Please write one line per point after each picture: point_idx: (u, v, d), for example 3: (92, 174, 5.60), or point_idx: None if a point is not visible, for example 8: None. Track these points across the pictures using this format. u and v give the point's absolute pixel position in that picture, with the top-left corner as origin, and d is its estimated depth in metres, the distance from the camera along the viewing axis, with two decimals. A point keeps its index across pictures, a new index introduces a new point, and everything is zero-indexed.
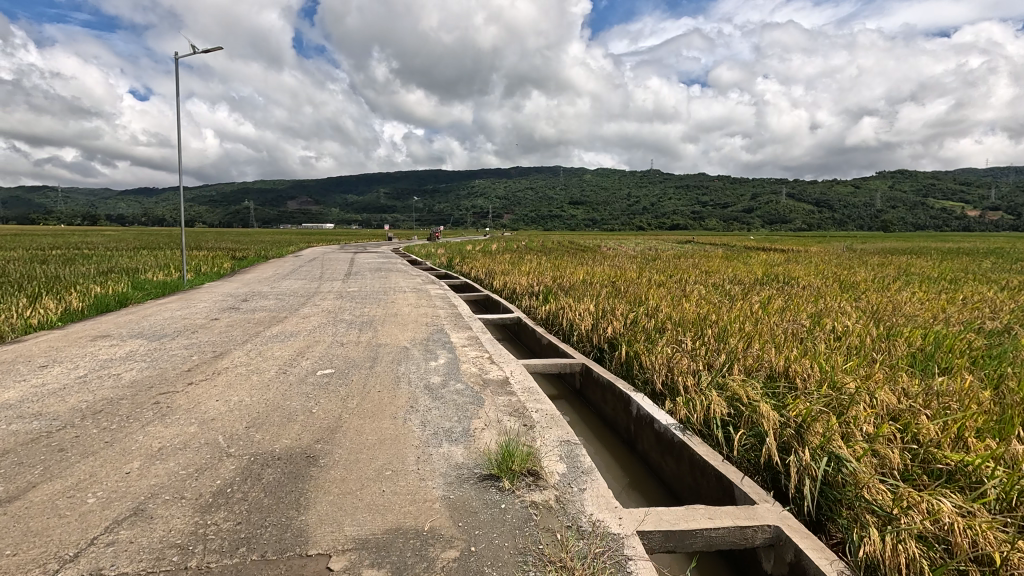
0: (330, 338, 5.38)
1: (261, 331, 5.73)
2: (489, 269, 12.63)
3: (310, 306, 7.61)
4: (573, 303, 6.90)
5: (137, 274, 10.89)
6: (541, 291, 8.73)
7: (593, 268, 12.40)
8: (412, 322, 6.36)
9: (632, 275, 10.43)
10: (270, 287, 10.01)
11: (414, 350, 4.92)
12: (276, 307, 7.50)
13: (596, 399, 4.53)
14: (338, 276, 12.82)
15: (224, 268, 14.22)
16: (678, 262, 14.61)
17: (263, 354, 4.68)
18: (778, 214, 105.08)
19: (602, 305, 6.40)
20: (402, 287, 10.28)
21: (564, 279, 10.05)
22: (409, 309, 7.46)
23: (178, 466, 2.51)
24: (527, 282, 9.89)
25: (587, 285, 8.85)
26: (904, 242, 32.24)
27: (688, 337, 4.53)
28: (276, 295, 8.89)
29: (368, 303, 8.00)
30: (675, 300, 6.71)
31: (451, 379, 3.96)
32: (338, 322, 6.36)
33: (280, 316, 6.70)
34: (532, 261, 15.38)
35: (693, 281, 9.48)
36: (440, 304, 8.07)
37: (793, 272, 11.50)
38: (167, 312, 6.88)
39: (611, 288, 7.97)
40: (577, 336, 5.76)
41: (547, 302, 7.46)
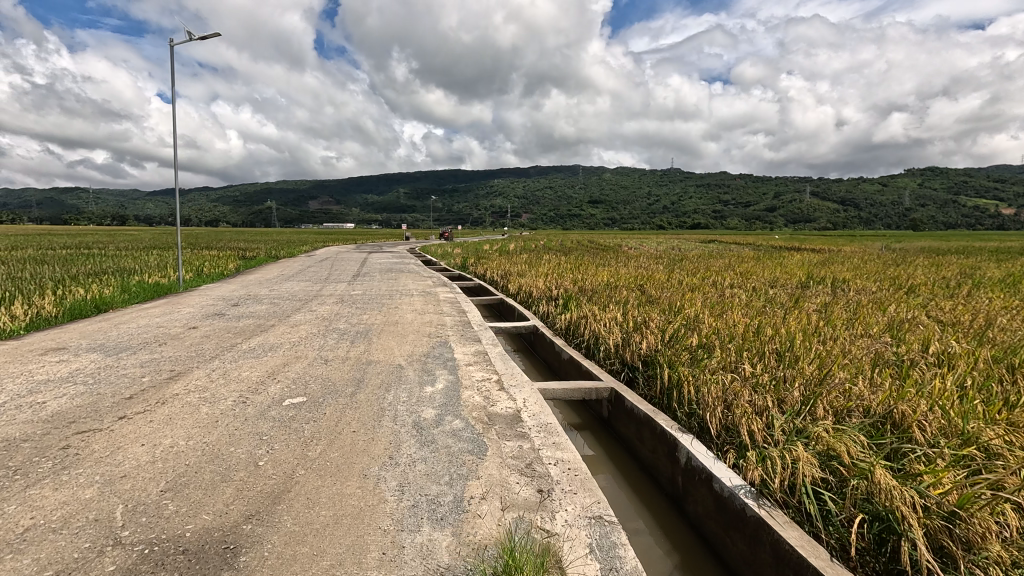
0: (313, 353, 4.61)
1: (239, 344, 4.99)
2: (506, 270, 11.78)
3: (302, 312, 6.87)
4: (597, 310, 6.06)
5: (132, 276, 10.32)
6: (561, 296, 7.89)
7: (617, 269, 11.53)
8: (414, 332, 5.57)
9: (662, 277, 9.50)
10: (269, 290, 9.34)
11: (409, 371, 4.10)
12: (266, 314, 6.78)
13: (630, 435, 3.67)
14: (345, 278, 12.13)
15: (229, 269, 13.63)
16: (708, 263, 13.58)
17: (228, 374, 3.93)
18: (803, 214, 102.55)
19: (633, 315, 5.52)
20: (410, 290, 9.50)
21: (586, 282, 9.19)
22: (413, 316, 6.69)
23: (34, 565, 1.73)
24: (545, 285, 9.06)
25: (612, 289, 7.96)
26: (941, 241, 30.63)
27: (745, 359, 3.67)
28: (270, 299, 8.18)
29: (369, 308, 7.25)
30: (717, 308, 5.81)
31: (448, 414, 3.15)
32: (329, 332, 5.60)
33: (267, 325, 5.98)
34: (552, 261, 14.50)
35: (731, 285, 8.50)
36: (448, 310, 7.28)
37: (840, 274, 10.43)
38: (144, 319, 6.20)
39: (641, 294, 7.08)
40: (603, 351, 4.93)
41: (567, 309, 6.61)
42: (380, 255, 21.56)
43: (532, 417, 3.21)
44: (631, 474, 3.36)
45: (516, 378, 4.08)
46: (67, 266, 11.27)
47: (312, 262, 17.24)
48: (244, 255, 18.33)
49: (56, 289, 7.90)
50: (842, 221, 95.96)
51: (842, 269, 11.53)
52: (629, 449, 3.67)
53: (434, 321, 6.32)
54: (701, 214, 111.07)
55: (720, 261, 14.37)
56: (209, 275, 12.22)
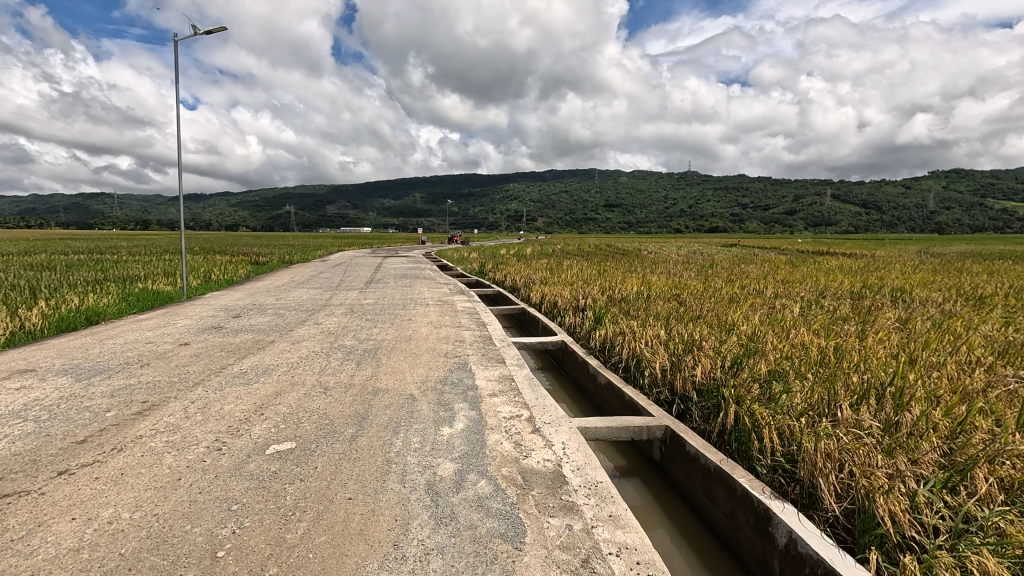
0: (311, 379, 3.98)
1: (230, 365, 4.39)
2: (527, 277, 11.10)
3: (307, 326, 6.25)
4: (637, 326, 5.34)
5: (136, 283, 9.87)
6: (590, 307, 7.18)
7: (645, 276, 10.81)
8: (429, 351, 4.93)
9: (697, 285, 8.75)
10: (276, 298, 8.79)
11: (423, 404, 3.44)
12: (267, 327, 6.18)
13: (695, 489, 2.94)
14: (357, 285, 11.55)
15: (238, 275, 13.11)
16: (742, 269, 12.73)
17: (208, 408, 3.31)
18: (825, 217, 100.35)
19: (680, 334, 4.80)
20: (425, 299, 8.86)
21: (615, 290, 8.49)
22: (428, 330, 6.03)
23: None
24: (571, 294, 8.38)
25: (646, 300, 7.23)
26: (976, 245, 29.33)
27: (839, 399, 2.95)
28: (274, 310, 7.59)
29: (380, 320, 6.62)
30: (777, 324, 5.07)
31: (471, 470, 2.49)
32: (334, 350, 4.98)
33: (266, 341, 5.38)
34: (574, 267, 13.78)
35: (777, 294, 7.71)
36: (467, 322, 6.62)
37: (892, 282, 9.54)
38: (133, 334, 5.63)
39: (681, 306, 6.35)
40: (648, 376, 4.22)
41: (601, 323, 5.91)
42: (394, 261, 21.00)
43: (577, 475, 2.54)
44: (702, 542, 2.64)
45: (551, 414, 3.41)
46: (70, 273, 10.83)
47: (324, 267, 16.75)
48: (256, 260, 17.93)
49: (49, 298, 7.40)
50: (866, 224, 93.81)
51: (889, 276, 10.71)
52: (692, 504, 2.95)
53: (452, 336, 5.66)
54: (720, 217, 109.48)
55: (752, 267, 13.57)
56: (218, 281, 11.75)
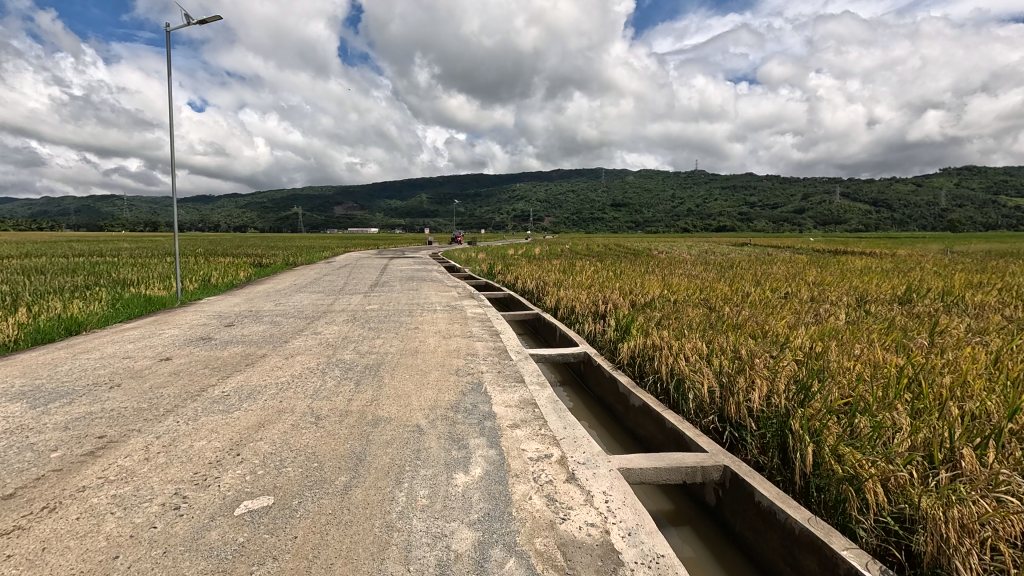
0: (302, 404, 3.43)
1: (212, 386, 3.85)
2: (540, 280, 10.55)
3: (304, 336, 5.72)
4: (670, 338, 4.75)
5: (129, 288, 9.40)
6: (613, 315, 6.60)
7: (665, 278, 10.23)
8: (438, 368, 4.37)
9: (725, 289, 8.14)
10: (275, 304, 8.28)
11: (431, 440, 2.88)
12: (260, 338, 5.66)
13: (770, 550, 2.36)
14: (362, 288, 11.02)
15: (239, 279, 12.64)
16: (766, 270, 12.08)
17: (175, 446, 2.76)
18: (835, 215, 99.21)
19: (725, 348, 4.20)
20: (433, 305, 8.30)
21: (637, 294, 7.91)
22: (436, 341, 5.48)
23: None
24: (590, 299, 7.81)
25: (674, 306, 6.62)
26: (996, 243, 28.49)
27: (952, 440, 2.35)
28: (271, 317, 7.07)
29: (384, 330, 6.08)
30: (832, 336, 4.47)
31: (495, 543, 1.92)
32: (332, 366, 4.43)
33: (258, 355, 4.84)
34: (587, 269, 13.19)
35: (816, 300, 7.07)
36: (479, 331, 6.06)
37: (934, 284, 8.89)
38: (113, 347, 5.13)
39: (716, 315, 5.75)
40: (691, 398, 3.63)
41: (628, 334, 5.32)
42: (401, 262, 20.49)
43: (631, 546, 1.97)
44: None
45: (585, 452, 2.83)
46: (63, 277, 10.37)
47: (329, 269, 16.28)
48: (259, 262, 17.49)
49: (32, 306, 6.91)
50: (880, 223, 92.43)
51: (926, 277, 10.05)
52: (765, 570, 2.37)
53: (464, 349, 5.10)
54: (729, 216, 108.29)
55: (776, 267, 12.94)
56: (217, 285, 11.28)
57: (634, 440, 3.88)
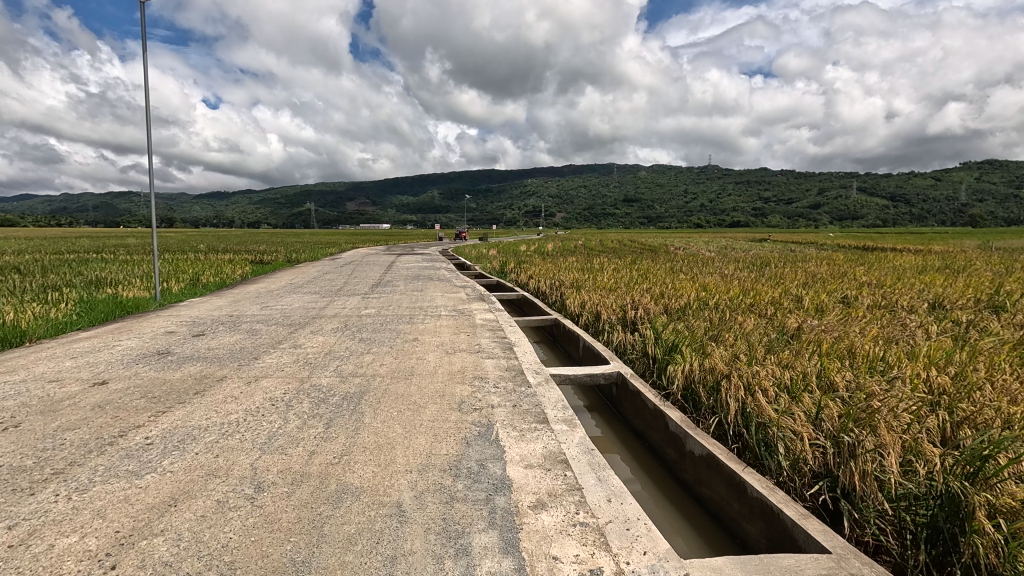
0: (242, 463, 2.48)
1: (135, 428, 2.90)
2: (556, 280, 9.65)
3: (281, 351, 4.78)
4: (732, 360, 3.78)
5: (106, 288, 8.54)
6: (649, 327, 5.62)
7: (696, 278, 9.21)
8: (435, 400, 3.41)
9: (769, 291, 7.18)
10: (260, 308, 7.36)
11: (414, 535, 1.91)
12: (227, 353, 4.72)
13: None
14: (362, 288, 10.13)
15: (233, 278, 11.80)
16: (805, 269, 11.06)
17: (25, 548, 1.81)
18: (853, 210, 97.04)
19: (814, 378, 3.23)
20: (438, 309, 7.41)
21: (671, 298, 6.92)
22: (436, 358, 4.52)
23: None
24: (618, 305, 6.82)
25: (720, 314, 5.69)
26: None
27: None
28: (250, 324, 6.14)
29: (377, 342, 5.14)
30: (945, 360, 3.50)
31: None
32: (302, 395, 3.50)
33: (215, 378, 3.91)
34: (607, 266, 12.26)
35: (884, 306, 6.08)
36: (490, 344, 5.10)
37: (1007, 286, 7.83)
38: (46, 365, 4.22)
39: (776, 328, 4.81)
40: (779, 449, 2.65)
41: (674, 352, 4.33)
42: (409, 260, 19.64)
43: None
44: None
45: (647, 556, 1.86)
46: (38, 276, 9.54)
47: (331, 267, 15.41)
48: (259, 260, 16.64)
49: None
50: (903, 219, 89.86)
51: (991, 278, 8.98)
52: None
53: (470, 369, 4.14)
54: (744, 211, 106.50)
55: (815, 265, 11.81)
56: (206, 285, 10.41)
57: (692, 499, 2.97)
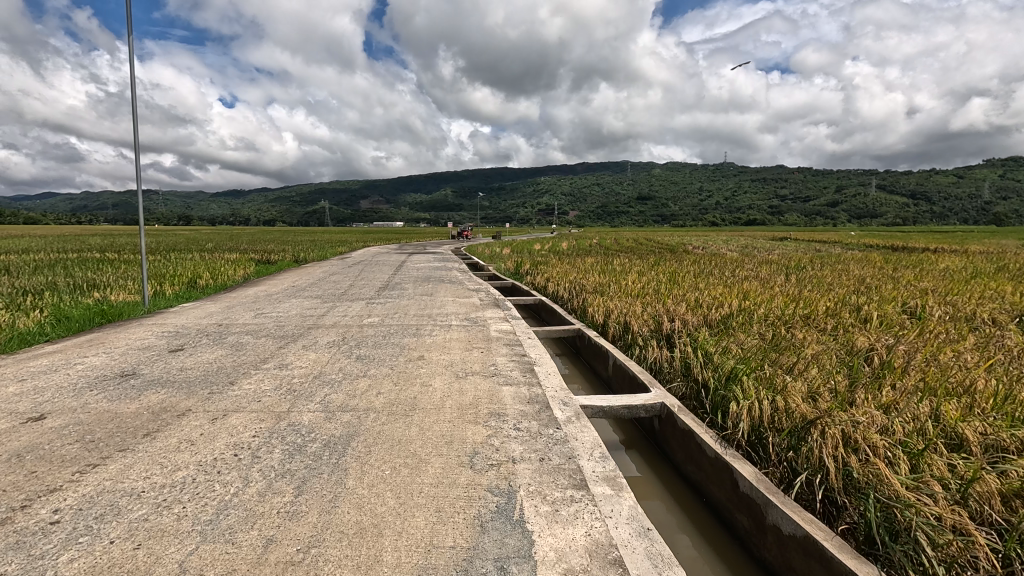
0: (167, 563, 1.78)
1: (46, 495, 2.21)
2: (577, 283, 8.93)
3: (263, 373, 4.09)
4: (813, 399, 3.06)
5: (93, 292, 7.96)
6: (693, 349, 4.87)
7: (731, 282, 8.43)
8: (441, 449, 2.68)
9: (819, 299, 6.41)
10: (254, 316, 6.71)
11: None
12: (201, 375, 4.04)
13: None
14: (368, 291, 9.46)
15: (234, 280, 11.22)
16: (846, 272, 10.21)
17: None
18: (873, 208, 94.85)
19: (939, 432, 2.56)
20: (449, 317, 6.72)
21: (711, 308, 6.17)
22: (445, 384, 3.79)
23: None
24: (651, 317, 6.06)
25: (774, 330, 4.95)
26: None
27: None
28: (238, 337, 5.47)
29: (376, 362, 4.43)
30: None
31: None
32: (276, 440, 2.80)
33: (175, 412, 3.22)
34: (630, 268, 11.51)
35: (963, 320, 5.27)
36: (508, 365, 4.37)
37: None
38: None
39: (850, 351, 4.06)
40: (923, 547, 1.93)
41: (732, 382, 3.60)
42: (420, 259, 19.08)
43: None
44: None
45: None
46: (25, 278, 9.00)
47: (338, 267, 14.79)
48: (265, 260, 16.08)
49: None
50: (926, 217, 87.67)
51: None
52: None
53: (486, 402, 3.41)
54: (760, 209, 104.66)
55: (856, 268, 10.93)
56: (204, 287, 9.82)
57: None
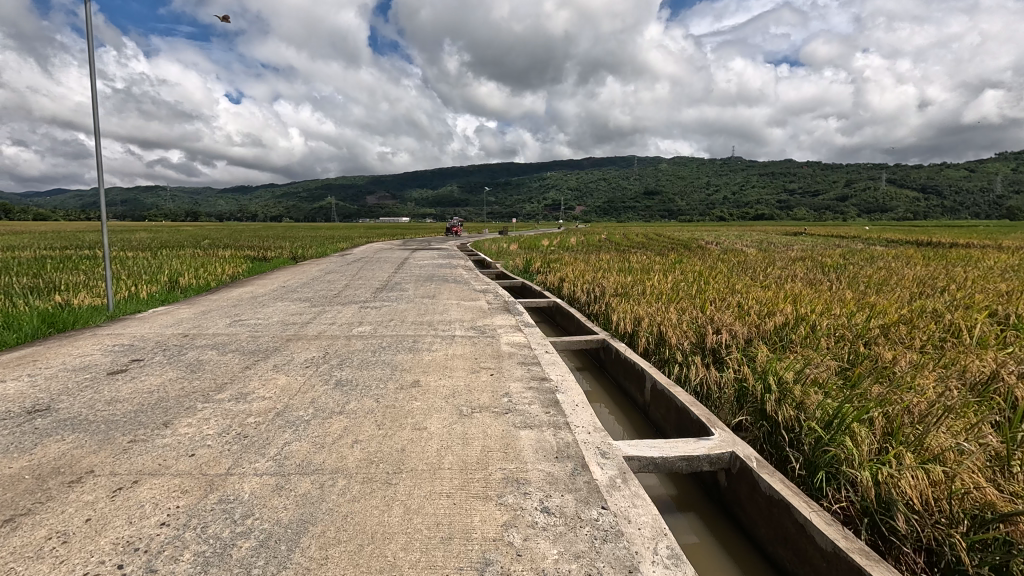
0: None
1: None
2: (595, 284, 8.00)
3: (211, 407, 3.19)
4: (980, 470, 2.27)
5: (52, 295, 7.10)
6: (753, 379, 4.00)
7: (771, 283, 7.45)
8: (435, 557, 1.77)
9: (889, 306, 5.44)
10: (227, 325, 5.83)
11: None
12: (130, 411, 3.14)
13: None
14: (364, 293, 8.57)
15: (220, 279, 10.37)
16: (895, 270, 9.17)
17: None
18: (885, 202, 93.03)
19: None
20: (452, 325, 5.81)
21: (762, 317, 5.25)
22: (444, 427, 2.89)
23: None
24: (691, 326, 5.15)
25: (855, 349, 4.01)
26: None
27: None
28: (200, 353, 4.58)
29: (359, 391, 3.52)
30: None
31: None
32: (188, 536, 1.89)
33: (68, 476, 2.32)
34: (651, 266, 10.55)
35: None
36: (525, 395, 3.46)
37: None
38: None
39: (979, 384, 3.13)
40: None
41: (838, 434, 2.68)
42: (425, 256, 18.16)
43: None
44: None
45: None
46: None
47: (336, 265, 13.92)
48: (259, 257, 15.23)
49: None
50: (941, 211, 85.85)
51: None
52: None
53: (498, 459, 2.50)
54: (769, 204, 103.13)
55: (901, 267, 9.92)
56: (184, 288, 8.96)
57: None
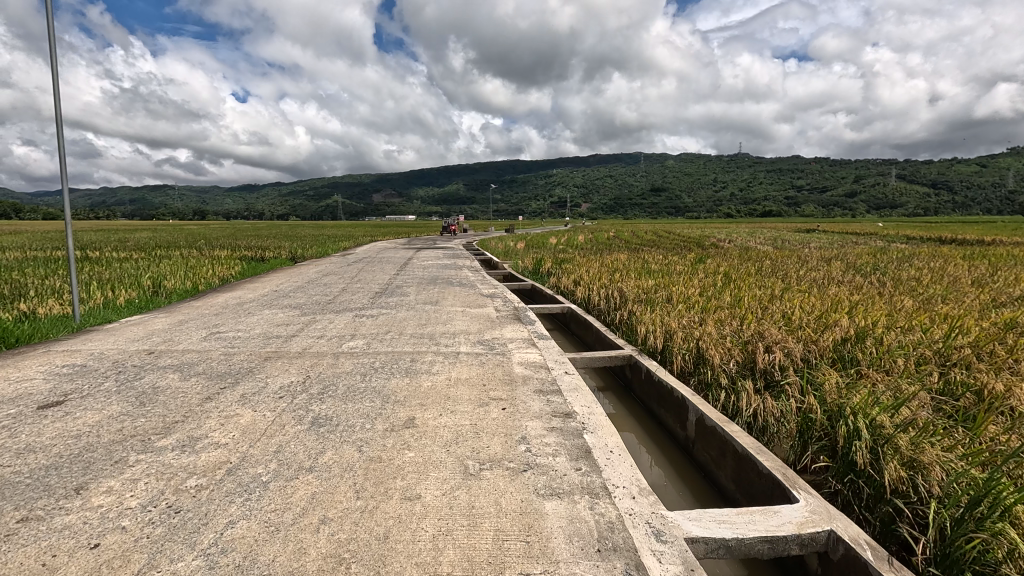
0: None
1: None
2: (614, 288, 7.24)
3: (146, 462, 2.49)
4: None
5: (16, 305, 6.43)
6: (822, 413, 3.27)
7: (813, 289, 6.65)
8: None
9: (961, 318, 4.68)
10: (202, 339, 5.14)
11: None
12: (39, 467, 2.44)
13: None
14: (360, 299, 7.84)
15: (209, 283, 9.70)
16: (942, 273, 8.34)
17: None
18: (897, 199, 91.53)
19: None
20: (456, 338, 5.08)
21: (817, 330, 4.50)
22: (444, 498, 2.17)
23: None
24: (735, 342, 4.42)
25: (949, 379, 3.30)
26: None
27: None
28: (158, 378, 3.89)
29: (337, 436, 2.81)
30: None
31: None
32: None
33: None
34: (671, 268, 9.75)
35: None
36: (546, 441, 2.74)
37: None
38: None
39: None
40: None
41: (993, 519, 1.93)
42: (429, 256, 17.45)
43: None
44: None
45: None
46: None
47: (335, 266, 13.24)
48: (256, 258, 14.60)
49: None
50: (954, 207, 84.28)
51: None
52: None
53: (518, 559, 1.79)
54: (778, 201, 101.76)
55: (946, 268, 9.07)
56: (168, 293, 8.30)
57: None
